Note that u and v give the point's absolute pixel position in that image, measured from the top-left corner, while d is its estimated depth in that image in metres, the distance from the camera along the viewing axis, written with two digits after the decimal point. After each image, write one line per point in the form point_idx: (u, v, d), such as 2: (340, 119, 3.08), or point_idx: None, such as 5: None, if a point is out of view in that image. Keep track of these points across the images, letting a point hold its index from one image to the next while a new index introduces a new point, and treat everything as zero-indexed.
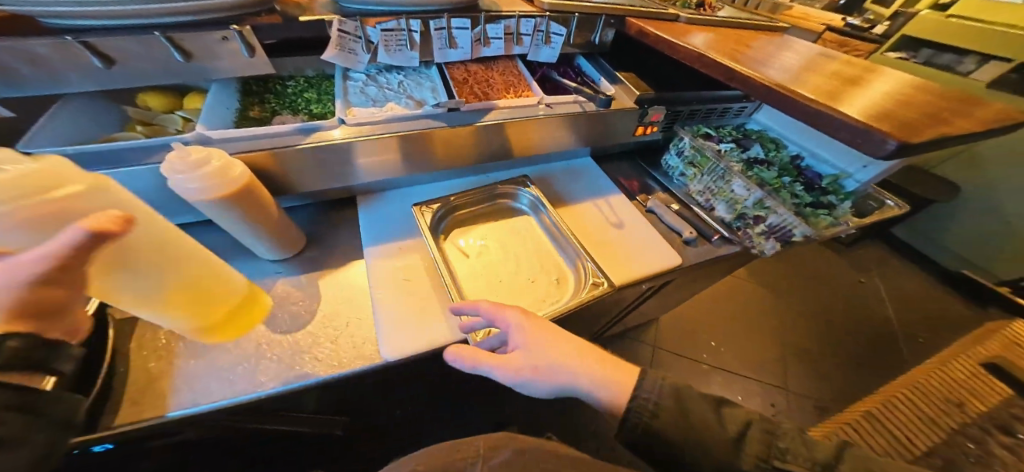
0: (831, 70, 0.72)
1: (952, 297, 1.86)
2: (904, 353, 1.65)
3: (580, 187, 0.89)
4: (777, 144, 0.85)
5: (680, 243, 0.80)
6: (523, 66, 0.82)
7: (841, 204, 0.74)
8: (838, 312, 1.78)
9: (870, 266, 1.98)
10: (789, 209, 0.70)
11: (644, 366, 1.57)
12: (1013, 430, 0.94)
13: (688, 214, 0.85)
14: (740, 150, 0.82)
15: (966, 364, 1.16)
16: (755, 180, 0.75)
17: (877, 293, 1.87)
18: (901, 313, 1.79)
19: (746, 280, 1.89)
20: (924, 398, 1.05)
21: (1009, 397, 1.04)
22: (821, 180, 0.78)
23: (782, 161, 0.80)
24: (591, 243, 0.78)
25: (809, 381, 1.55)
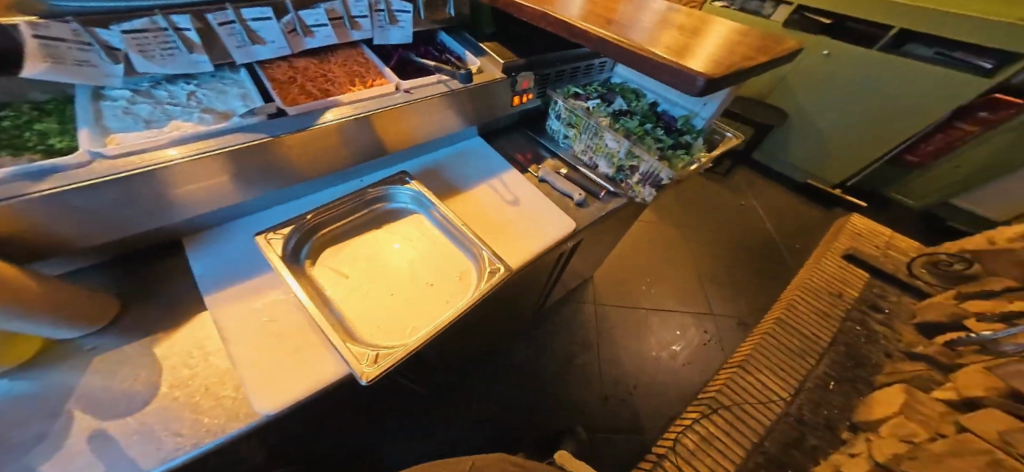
0: (663, 19, 0.73)
1: (808, 203, 2.25)
2: (785, 257, 1.97)
3: (472, 172, 0.82)
4: (639, 93, 0.88)
5: (573, 207, 0.81)
6: (370, 52, 0.74)
7: (694, 142, 0.77)
8: (730, 239, 2.02)
9: (744, 190, 2.28)
10: (657, 154, 0.73)
11: (590, 325, 1.64)
12: (876, 305, 1.54)
13: (576, 176, 0.85)
14: (607, 105, 0.83)
15: (834, 259, 1.73)
16: (623, 132, 0.77)
17: (756, 213, 2.16)
18: (778, 226, 2.11)
19: (655, 222, 2.06)
20: (819, 296, 1.58)
21: (867, 278, 1.63)
22: (676, 122, 0.82)
23: (642, 109, 0.83)
24: (490, 229, 0.72)
25: (726, 301, 1.76)
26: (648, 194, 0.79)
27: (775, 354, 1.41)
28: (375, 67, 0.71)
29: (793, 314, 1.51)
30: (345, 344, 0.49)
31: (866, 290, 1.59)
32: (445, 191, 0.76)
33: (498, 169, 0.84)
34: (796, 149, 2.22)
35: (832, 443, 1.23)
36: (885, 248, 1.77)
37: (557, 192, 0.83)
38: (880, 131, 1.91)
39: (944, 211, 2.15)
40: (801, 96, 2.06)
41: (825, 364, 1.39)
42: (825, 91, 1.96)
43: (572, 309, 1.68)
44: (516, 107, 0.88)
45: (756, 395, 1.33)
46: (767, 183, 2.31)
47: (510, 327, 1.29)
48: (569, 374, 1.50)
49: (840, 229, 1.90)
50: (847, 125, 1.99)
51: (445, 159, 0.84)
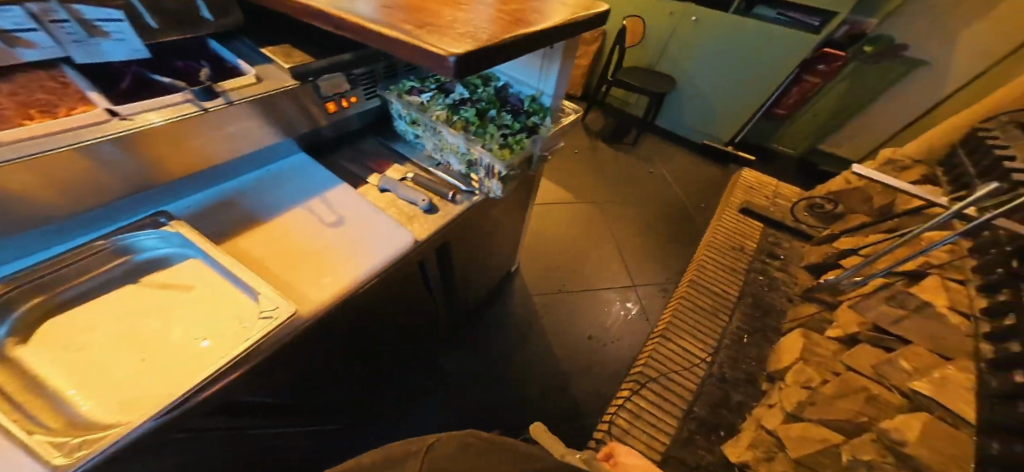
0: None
1: (708, 162, 2.37)
2: (693, 216, 2.06)
3: (282, 197, 0.66)
4: (486, 77, 0.79)
5: (418, 215, 0.68)
6: (72, 71, 0.52)
7: (545, 121, 0.72)
8: (643, 209, 2.07)
9: (652, 157, 2.36)
10: (497, 144, 0.64)
11: (517, 319, 1.59)
12: (773, 252, 1.74)
13: (421, 178, 0.73)
14: (443, 96, 0.72)
15: (732, 213, 1.93)
16: (460, 126, 0.66)
17: (664, 178, 2.24)
18: (684, 188, 2.20)
19: (571, 202, 2.06)
20: (726, 250, 1.75)
21: (762, 229, 1.86)
22: (523, 104, 0.74)
23: (487, 95, 0.74)
24: (296, 256, 0.57)
25: (645, 270, 1.81)
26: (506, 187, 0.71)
27: (692, 318, 1.49)
28: (77, 91, 0.50)
29: (705, 273, 1.65)
30: (26, 434, 0.33)
31: (763, 240, 1.80)
32: (249, 222, 0.61)
33: (321, 186, 0.69)
34: (689, 113, 2.35)
35: (754, 395, 1.27)
36: (773, 197, 2.02)
37: (401, 200, 0.70)
38: (750, 89, 2.07)
39: (818, 157, 2.39)
40: (683, 62, 2.18)
41: (737, 318, 1.49)
42: (702, 54, 2.10)
43: (499, 307, 1.61)
44: (343, 112, 0.74)
45: (678, 360, 1.38)
46: (671, 148, 2.42)
47: (417, 345, 1.18)
48: (500, 377, 1.41)
49: (736, 183, 2.13)
50: (724, 86, 2.14)
51: (255, 184, 0.67)
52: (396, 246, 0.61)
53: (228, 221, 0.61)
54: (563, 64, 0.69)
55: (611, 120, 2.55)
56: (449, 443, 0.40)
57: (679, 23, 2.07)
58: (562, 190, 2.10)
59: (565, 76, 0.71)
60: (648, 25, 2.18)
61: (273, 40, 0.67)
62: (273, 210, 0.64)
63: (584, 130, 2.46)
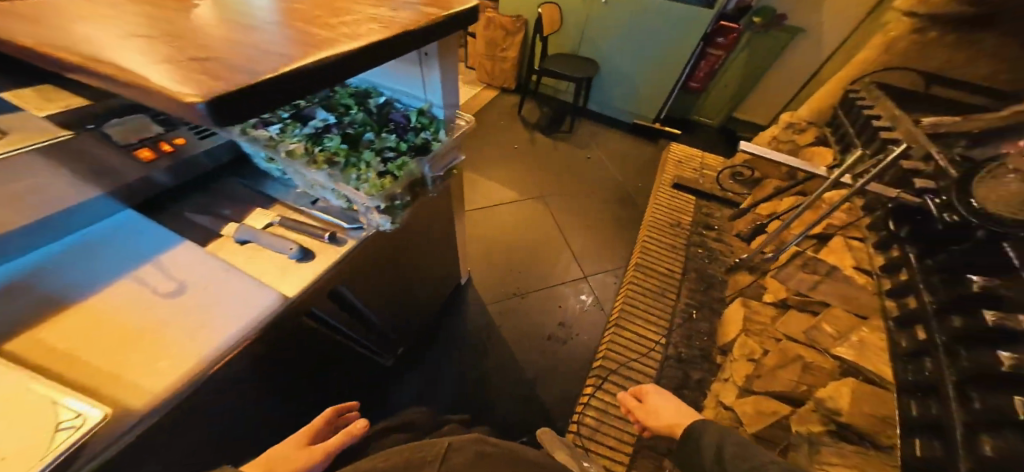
0: (344, 5, 0.53)
1: (641, 139, 2.40)
2: (634, 197, 2.09)
3: (90, 271, 0.51)
4: (360, 99, 0.73)
5: (290, 266, 0.59)
6: None
7: (440, 136, 0.70)
8: (585, 196, 2.07)
9: (589, 142, 2.34)
10: (375, 174, 0.59)
11: (474, 333, 1.51)
12: (707, 224, 1.85)
13: (289, 223, 0.64)
14: (304, 124, 0.63)
15: (666, 189, 2.03)
16: (325, 157, 0.58)
17: (602, 163, 2.25)
18: (622, 169, 2.23)
19: (516, 199, 1.99)
20: (663, 228, 1.84)
21: (695, 202, 1.96)
22: (409, 119, 0.71)
23: (360, 118, 0.68)
24: (110, 344, 0.44)
25: (596, 259, 1.81)
26: (403, 218, 0.67)
27: (643, 302, 1.56)
28: None
29: (650, 255, 1.73)
30: None
31: (697, 213, 1.91)
32: (37, 312, 0.45)
33: (153, 248, 0.55)
34: (615, 95, 2.38)
35: (710, 370, 1.36)
36: (700, 169, 2.13)
37: (269, 251, 0.60)
38: (666, 68, 2.14)
39: (732, 124, 2.56)
40: (604, 45, 2.19)
41: (684, 295, 1.58)
42: (618, 38, 2.13)
43: (454, 323, 1.52)
44: (167, 157, 0.61)
45: (634, 347, 1.43)
46: (605, 131, 2.42)
47: (354, 382, 1.05)
48: (464, 399, 1.34)
49: (667, 157, 2.23)
50: (643, 68, 2.20)
51: (55, 257, 0.51)
52: (258, 313, 0.51)
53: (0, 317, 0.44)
54: (445, 65, 0.68)
55: (546, 109, 2.49)
56: (462, 449, 0.52)
57: (593, 9, 2.08)
58: (503, 188, 2.02)
59: (449, 80, 0.71)
60: (565, 12, 2.16)
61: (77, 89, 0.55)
62: (82, 289, 0.49)
63: (519, 122, 2.38)
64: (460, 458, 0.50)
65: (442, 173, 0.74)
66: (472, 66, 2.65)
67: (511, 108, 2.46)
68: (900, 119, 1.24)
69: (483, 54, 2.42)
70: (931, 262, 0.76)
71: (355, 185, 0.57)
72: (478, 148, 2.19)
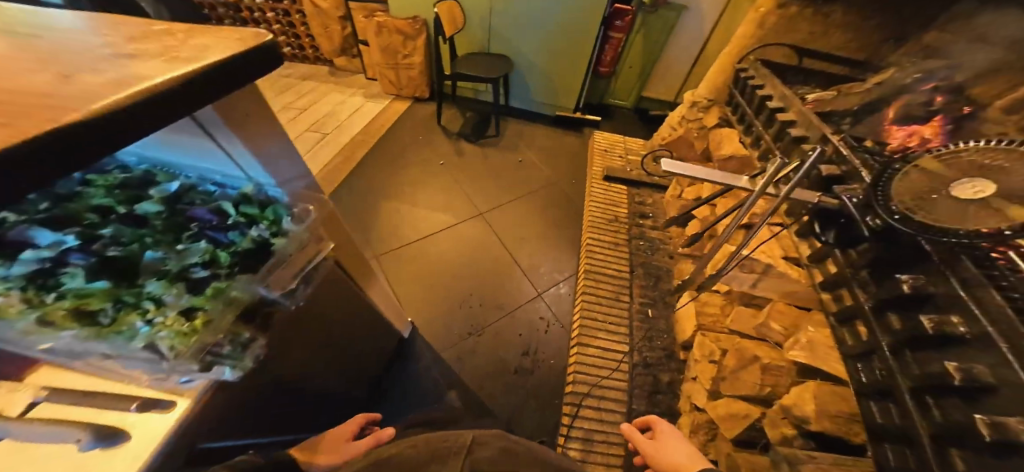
0: (76, 79, 0.31)
1: (565, 131, 2.35)
2: (571, 193, 2.04)
3: None
4: (124, 194, 0.53)
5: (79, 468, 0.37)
6: None
7: (284, 226, 0.62)
8: (520, 203, 1.96)
9: (517, 144, 2.22)
10: (176, 313, 0.48)
11: (434, 385, 1.36)
12: (642, 213, 1.89)
13: (67, 398, 0.41)
14: (12, 260, 0.42)
15: (599, 183, 2.01)
16: (71, 308, 0.41)
17: (533, 162, 2.14)
18: (554, 165, 2.15)
19: (450, 221, 1.82)
20: (602, 226, 1.84)
21: (627, 191, 1.97)
22: (228, 215, 0.58)
23: (136, 227, 0.51)
24: None
25: (547, 271, 1.75)
26: (248, 359, 0.57)
27: (599, 313, 1.57)
28: None
29: (597, 257, 1.74)
30: None
31: (631, 203, 1.93)
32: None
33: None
34: (531, 89, 2.28)
35: (677, 369, 1.42)
36: (625, 155, 2.15)
37: (43, 448, 0.38)
38: (578, 59, 2.09)
39: (645, 102, 2.60)
40: (513, 40, 2.06)
41: (637, 294, 1.62)
42: (526, 32, 2.02)
43: (411, 383, 1.35)
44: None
45: (602, 361, 1.45)
46: (529, 127, 2.33)
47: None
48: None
49: (593, 148, 2.21)
50: (555, 60, 2.12)
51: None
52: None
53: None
54: (251, 135, 0.54)
55: (469, 114, 2.31)
56: (487, 444, 0.54)
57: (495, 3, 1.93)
58: (435, 212, 1.83)
59: (267, 152, 0.58)
60: (465, 7, 1.97)
61: None
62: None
63: (439, 132, 2.17)
64: (486, 450, 0.52)
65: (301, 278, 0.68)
66: (375, 75, 2.35)
67: (429, 118, 2.23)
68: (790, 99, 1.32)
69: (384, 63, 2.15)
70: (857, 256, 0.89)
71: (142, 337, 0.44)
72: (396, 170, 1.95)
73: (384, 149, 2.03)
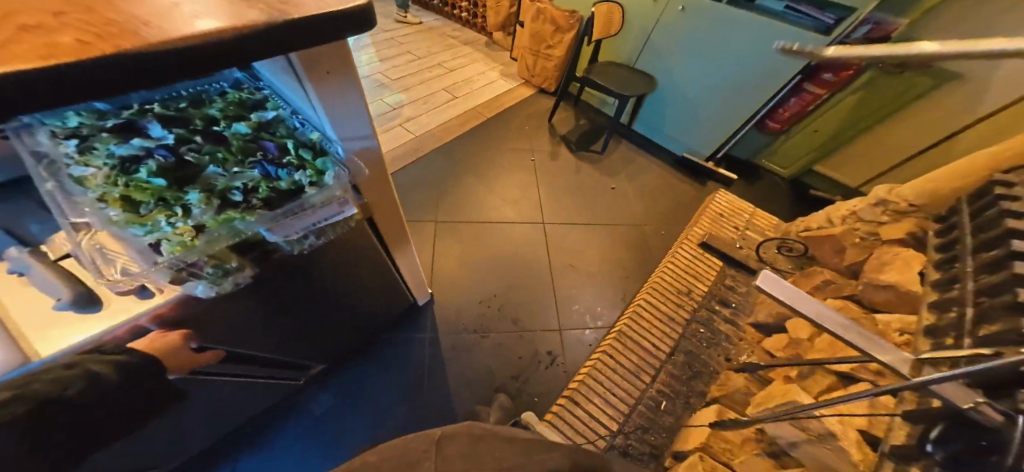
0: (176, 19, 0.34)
1: (684, 177, 2.02)
2: (651, 247, 1.76)
3: None
4: (235, 111, 0.54)
5: (60, 318, 0.46)
6: None
7: (325, 180, 0.57)
8: (588, 231, 1.80)
9: (620, 169, 2.01)
10: (192, 224, 0.49)
11: (424, 360, 1.46)
12: (725, 300, 1.54)
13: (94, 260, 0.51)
14: (127, 139, 0.46)
15: (693, 247, 1.69)
16: (122, 195, 0.44)
17: (627, 196, 1.92)
18: (648, 208, 1.89)
19: (515, 221, 1.81)
20: (668, 293, 1.56)
21: (719, 269, 1.62)
22: (287, 155, 0.55)
23: (213, 145, 0.50)
24: None
25: (579, 312, 1.60)
26: (227, 283, 0.63)
27: (610, 379, 1.39)
28: None
29: (639, 324, 1.50)
30: None
31: (716, 283, 1.58)
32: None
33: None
34: (668, 117, 1.97)
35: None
36: (744, 228, 1.74)
37: (33, 292, 0.47)
38: (738, 98, 1.68)
39: (811, 178, 1.99)
40: (667, 58, 1.79)
41: (660, 380, 1.38)
42: (687, 54, 1.72)
43: (405, 345, 1.48)
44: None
45: (582, 429, 1.29)
46: (644, 159, 2.07)
47: (249, 396, 1.06)
48: (406, 406, 1.37)
49: (708, 206, 1.85)
50: (709, 94, 1.76)
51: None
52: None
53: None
54: (334, 88, 0.50)
55: (583, 123, 2.17)
56: (457, 439, 0.52)
57: (664, 11, 1.69)
58: (503, 205, 1.85)
59: (350, 110, 0.54)
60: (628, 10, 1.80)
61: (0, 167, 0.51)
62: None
63: (546, 129, 2.12)
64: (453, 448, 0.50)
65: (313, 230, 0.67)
66: (517, 57, 2.40)
67: (543, 113, 2.19)
68: None
69: (528, 48, 2.16)
70: None
71: (156, 234, 0.46)
72: (492, 151, 2.02)
73: (491, 128, 2.11)
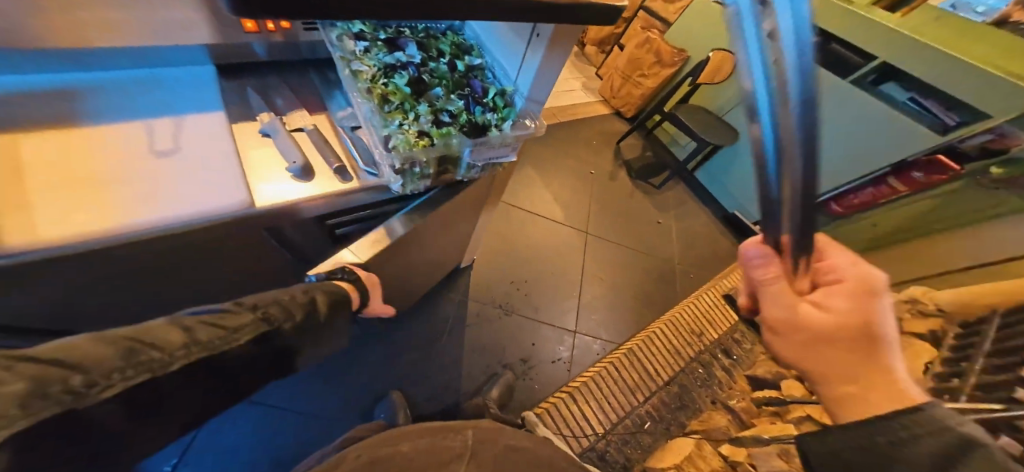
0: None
1: (725, 235, 2.12)
2: (677, 287, 1.86)
3: (172, 107, 0.57)
4: (455, 50, 0.66)
5: (287, 176, 0.56)
6: (167, 72, 0.60)
7: (505, 128, 0.62)
8: (625, 253, 1.91)
9: (669, 208, 2.12)
10: (417, 130, 0.55)
11: (449, 320, 1.56)
12: (729, 352, 1.66)
13: (316, 139, 0.60)
14: (392, 53, 0.60)
15: (716, 297, 1.81)
16: (382, 93, 0.56)
17: (668, 234, 2.02)
18: (684, 251, 1.99)
19: (563, 223, 1.92)
20: (683, 331, 1.67)
21: (734, 323, 1.74)
22: (486, 95, 0.62)
23: (443, 71, 0.61)
24: (82, 173, 0.47)
25: (598, 323, 1.69)
26: (414, 187, 0.62)
27: (609, 387, 1.48)
28: (196, 82, 0.61)
29: (649, 349, 1.60)
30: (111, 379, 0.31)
31: (726, 334, 1.70)
32: (42, 120, 0.48)
33: (189, 109, 0.57)
34: (733, 174, 2.09)
35: None
36: None
37: (276, 153, 0.58)
38: (810, 175, 1.81)
39: None
40: None
41: (651, 403, 1.48)
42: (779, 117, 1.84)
43: (435, 301, 1.59)
44: (264, 33, 0.63)
45: (570, 425, 1.38)
46: (693, 205, 2.18)
47: None
48: (419, 355, 1.47)
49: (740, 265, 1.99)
50: (784, 165, 1.89)
51: (114, 81, 0.56)
52: (222, 207, 0.50)
53: (21, 113, 0.48)
54: (553, 55, 0.55)
55: (648, 155, 2.29)
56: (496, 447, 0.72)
57: None
58: (555, 205, 1.96)
59: (546, 75, 0.58)
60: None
61: (285, 53, 0.68)
62: (91, 114, 0.51)
63: (612, 150, 2.24)
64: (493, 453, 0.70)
65: (483, 166, 0.68)
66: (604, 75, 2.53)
67: (613, 134, 2.31)
68: None
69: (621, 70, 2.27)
70: None
71: (392, 130, 0.53)
72: (558, 154, 2.13)
73: (563, 132, 2.23)
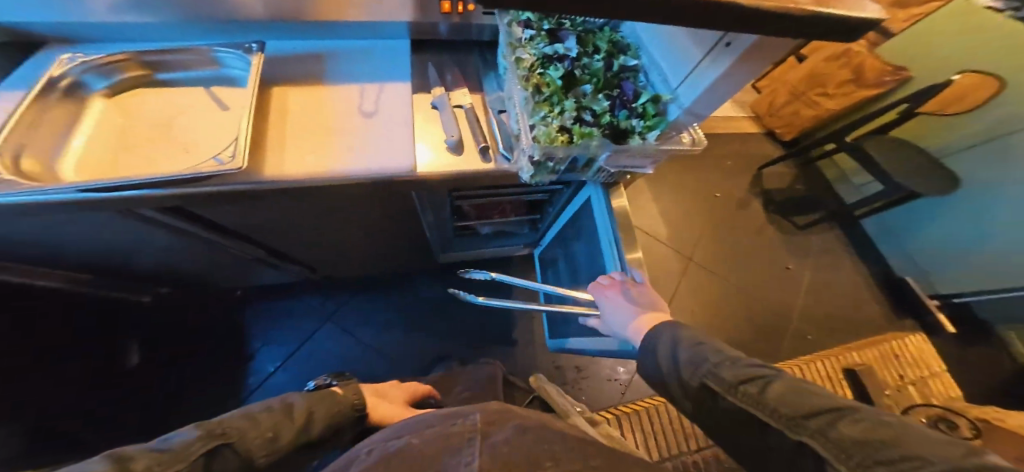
0: None
1: (880, 302, 1.70)
2: (791, 348, 1.58)
3: (373, 72, 0.72)
4: (610, 48, 0.63)
5: (444, 148, 0.63)
6: (375, 44, 0.77)
7: (649, 134, 0.58)
8: (736, 291, 1.68)
9: (809, 254, 1.77)
10: (559, 124, 0.55)
11: None
12: None
13: (471, 117, 0.66)
14: (552, 44, 0.62)
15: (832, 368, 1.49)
16: (536, 82, 0.59)
17: (798, 284, 1.70)
18: (812, 308, 1.66)
19: (666, 243, 1.77)
20: None
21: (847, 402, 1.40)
22: (637, 98, 0.59)
23: (596, 68, 0.61)
24: (316, 123, 0.64)
25: None
26: (541, 178, 0.64)
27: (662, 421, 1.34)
28: (399, 53, 0.76)
29: None
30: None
31: None
32: (303, 77, 0.70)
33: (385, 77, 0.71)
34: (928, 232, 1.63)
35: None
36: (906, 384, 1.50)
37: (439, 123, 0.66)
38: None
39: None
40: (991, 172, 1.41)
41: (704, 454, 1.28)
42: None
43: None
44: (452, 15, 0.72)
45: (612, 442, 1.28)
46: (843, 259, 1.78)
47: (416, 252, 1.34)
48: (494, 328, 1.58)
49: (883, 341, 1.60)
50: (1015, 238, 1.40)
51: (345, 50, 0.75)
52: (394, 166, 0.60)
53: (294, 77, 0.70)
54: (738, 71, 0.44)
55: (798, 188, 1.93)
56: None
57: None
58: (661, 221, 1.81)
59: (716, 92, 0.49)
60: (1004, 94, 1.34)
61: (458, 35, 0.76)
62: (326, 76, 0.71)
63: (748, 174, 1.95)
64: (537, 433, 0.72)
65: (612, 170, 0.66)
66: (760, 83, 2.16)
67: (754, 156, 2.00)
68: None
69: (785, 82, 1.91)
70: None
71: (538, 121, 0.56)
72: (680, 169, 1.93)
73: None
